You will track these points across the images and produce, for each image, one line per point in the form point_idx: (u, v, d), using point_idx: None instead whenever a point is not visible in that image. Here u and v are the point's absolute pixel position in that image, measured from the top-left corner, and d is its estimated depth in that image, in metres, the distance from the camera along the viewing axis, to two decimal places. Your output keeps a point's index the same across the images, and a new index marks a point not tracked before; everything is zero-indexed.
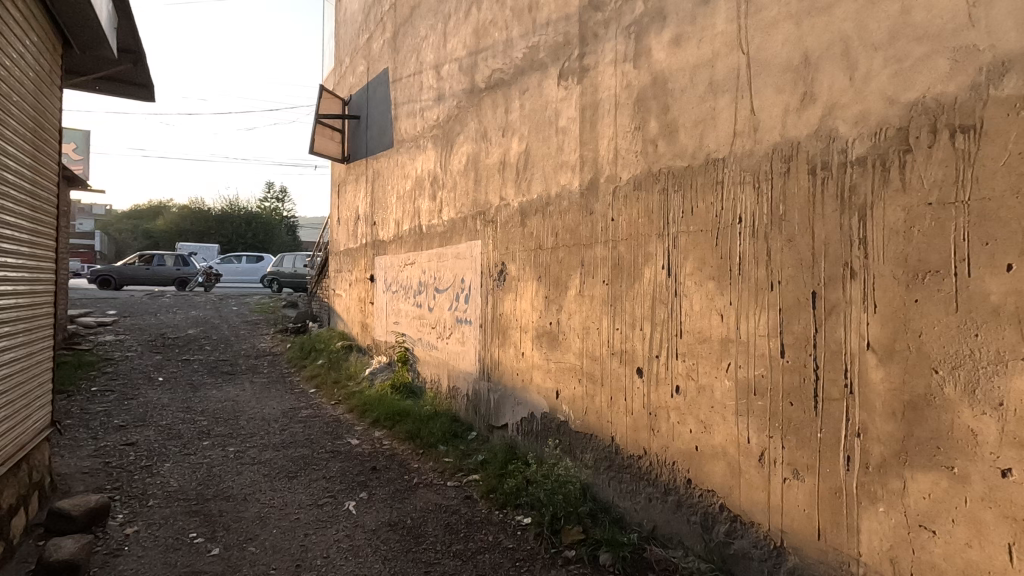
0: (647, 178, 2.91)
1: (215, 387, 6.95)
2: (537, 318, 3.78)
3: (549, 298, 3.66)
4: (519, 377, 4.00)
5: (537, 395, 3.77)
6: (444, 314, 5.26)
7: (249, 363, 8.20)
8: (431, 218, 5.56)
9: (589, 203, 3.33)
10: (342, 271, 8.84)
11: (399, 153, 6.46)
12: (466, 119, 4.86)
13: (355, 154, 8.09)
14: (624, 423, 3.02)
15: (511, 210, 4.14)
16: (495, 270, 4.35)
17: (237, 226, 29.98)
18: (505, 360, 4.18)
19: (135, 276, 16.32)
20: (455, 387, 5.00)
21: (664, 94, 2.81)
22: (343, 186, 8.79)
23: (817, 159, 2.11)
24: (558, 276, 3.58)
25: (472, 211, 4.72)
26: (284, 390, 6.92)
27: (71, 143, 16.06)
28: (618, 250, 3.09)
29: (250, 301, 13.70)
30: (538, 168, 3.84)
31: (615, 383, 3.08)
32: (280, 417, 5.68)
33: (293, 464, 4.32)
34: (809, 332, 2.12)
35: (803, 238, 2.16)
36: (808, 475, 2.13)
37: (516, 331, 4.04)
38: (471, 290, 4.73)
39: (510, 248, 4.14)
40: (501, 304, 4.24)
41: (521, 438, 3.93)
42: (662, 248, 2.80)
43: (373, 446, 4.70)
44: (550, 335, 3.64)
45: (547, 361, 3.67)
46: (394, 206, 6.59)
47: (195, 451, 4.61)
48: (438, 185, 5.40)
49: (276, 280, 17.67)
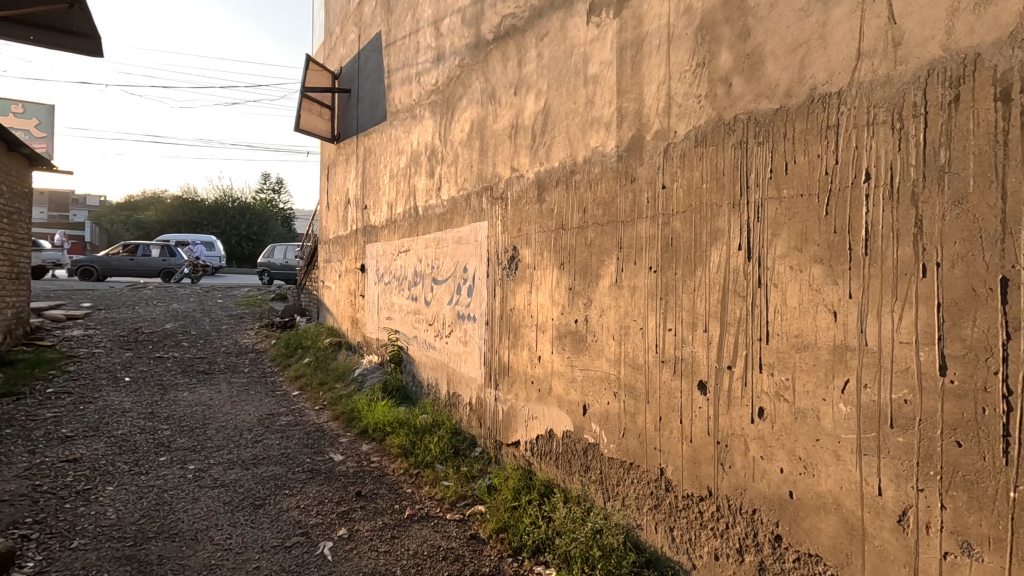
0: (714, 131, 2.19)
1: (187, 389, 6.23)
2: (558, 314, 3.07)
3: (574, 289, 2.95)
4: (534, 387, 3.29)
5: (559, 409, 3.07)
6: (443, 309, 4.55)
7: (229, 361, 7.49)
8: (429, 199, 4.82)
9: (629, 169, 2.61)
10: (331, 261, 8.12)
11: (393, 126, 5.72)
12: (469, 79, 4.13)
13: (345, 132, 7.35)
14: (680, 452, 2.32)
15: (526, 183, 3.41)
16: (504, 257, 3.63)
17: (230, 217, 29.13)
18: (517, 365, 3.47)
19: (118, 267, 15.52)
20: (455, 394, 4.31)
21: (742, 14, 2.08)
22: (333, 168, 8.04)
23: (1013, 78, 1.39)
24: (586, 262, 2.87)
25: (477, 188, 4.00)
26: (265, 393, 6.21)
27: (34, 121, 15.24)
28: (670, 227, 2.37)
29: (237, 293, 12.93)
30: (559, 130, 3.12)
31: (667, 399, 2.38)
32: (255, 426, 4.96)
33: (262, 487, 3.60)
34: (994, 338, 1.42)
35: (983, 198, 1.44)
36: (990, 553, 1.42)
37: (531, 331, 3.33)
38: (475, 282, 4.01)
39: (523, 230, 3.42)
40: (513, 298, 3.52)
41: (537, 461, 3.24)
42: (738, 222, 2.09)
43: (358, 464, 3.99)
44: (575, 335, 2.94)
45: (572, 368, 2.96)
46: (387, 187, 5.85)
47: (147, 470, 3.88)
48: (436, 159, 4.67)
49: (267, 272, 16.92)
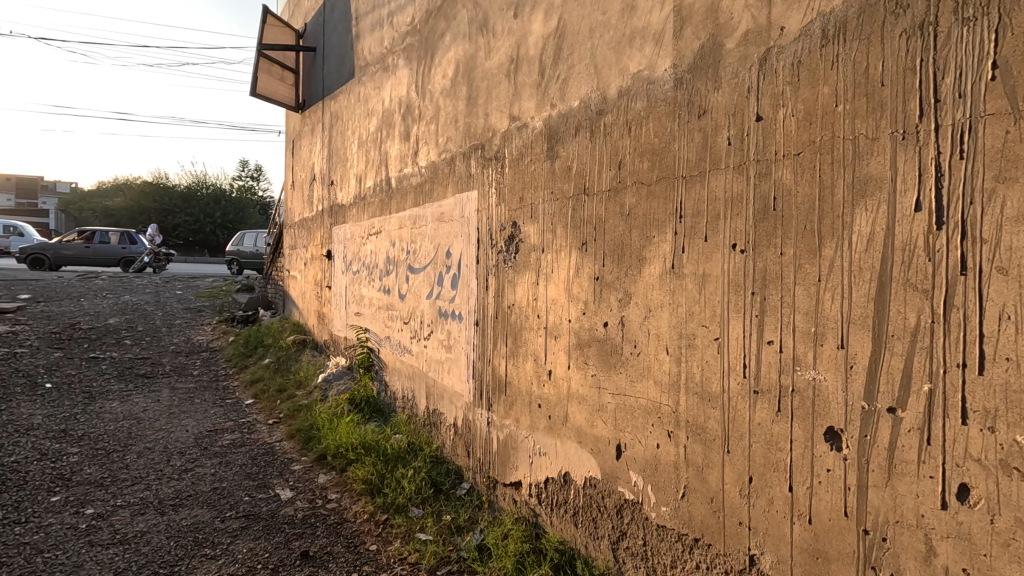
0: (864, 15, 1.31)
1: (118, 399, 5.23)
2: (578, 316, 2.21)
3: (603, 280, 2.09)
4: (542, 412, 2.43)
5: (579, 447, 2.22)
6: (421, 304, 3.65)
7: (176, 362, 6.50)
8: (403, 167, 3.90)
9: (696, 98, 1.74)
10: (297, 247, 7.15)
11: (362, 84, 4.77)
12: (454, 8, 3.21)
13: (310, 98, 6.37)
14: (787, 538, 1.47)
15: (530, 134, 2.52)
16: (500, 236, 2.74)
17: (203, 203, 27.62)
18: (518, 381, 2.59)
19: (71, 255, 14.31)
20: (436, 412, 3.43)
21: None
22: (297, 141, 7.05)
23: None
24: (622, 240, 2.00)
25: (464, 148, 3.10)
26: (212, 402, 5.24)
27: None
28: (771, 183, 1.51)
29: (198, 284, 11.79)
30: (579, 56, 2.24)
31: (765, 451, 1.52)
32: (188, 448, 4.02)
33: (173, 548, 2.67)
34: None
35: None
36: None
37: (538, 335, 2.46)
38: (460, 270, 3.12)
39: (526, 199, 2.53)
40: (511, 290, 2.65)
41: (548, 514, 2.40)
42: (915, 162, 1.22)
43: (309, 506, 3.08)
44: (604, 345, 2.07)
45: (599, 392, 2.10)
46: (356, 157, 4.91)
47: (27, 519, 2.93)
48: (412, 118, 3.75)
49: (236, 261, 15.81)
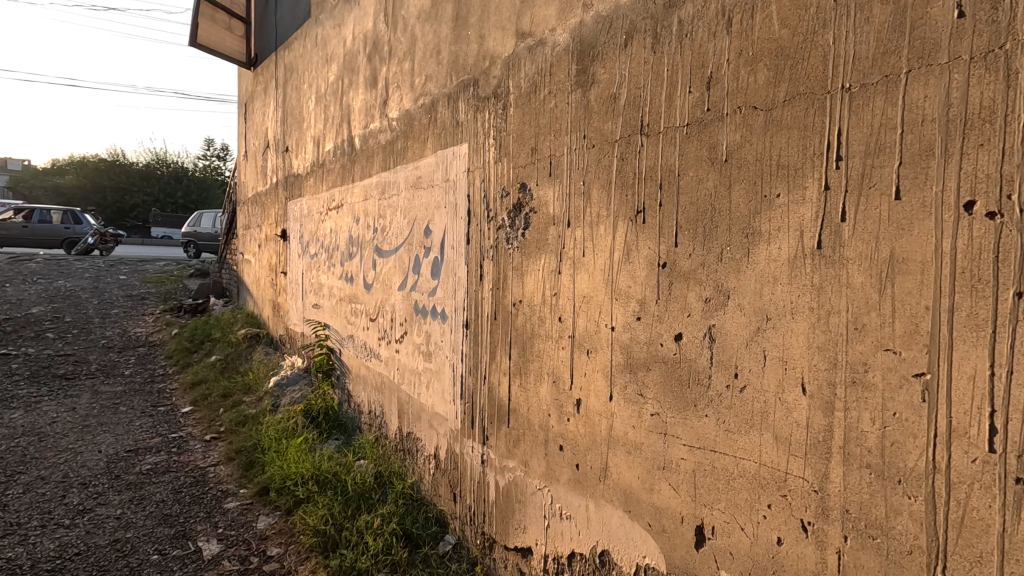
0: None
1: (21, 409, 4.28)
2: (627, 323, 1.46)
3: (674, 270, 1.33)
4: (564, 457, 1.69)
5: (626, 518, 1.48)
6: (392, 297, 2.85)
7: (106, 360, 5.55)
8: (369, 122, 3.07)
9: None
10: (250, 226, 6.24)
11: (319, 24, 3.89)
12: None
13: (263, 52, 5.43)
14: None
15: (548, 55, 1.73)
16: (501, 206, 1.96)
17: (162, 182, 26.00)
18: (526, 410, 1.84)
19: (7, 236, 12.93)
20: (410, 436, 2.66)
21: None
22: (250, 103, 6.09)
23: None
24: (713, 203, 1.24)
25: (447, 87, 2.30)
26: (139, 411, 4.34)
27: None
28: None
29: (147, 269, 10.67)
30: None
31: None
32: (94, 479, 3.15)
33: None
34: None
35: None
36: None
37: (558, 348, 1.70)
38: (443, 253, 2.33)
39: (542, 150, 1.75)
40: (517, 280, 1.87)
41: None
42: None
43: (240, 569, 2.28)
44: (676, 373, 1.33)
45: (665, 442, 1.36)
46: (313, 115, 4.04)
47: None
48: (380, 57, 2.92)
49: (193, 244, 14.66)
